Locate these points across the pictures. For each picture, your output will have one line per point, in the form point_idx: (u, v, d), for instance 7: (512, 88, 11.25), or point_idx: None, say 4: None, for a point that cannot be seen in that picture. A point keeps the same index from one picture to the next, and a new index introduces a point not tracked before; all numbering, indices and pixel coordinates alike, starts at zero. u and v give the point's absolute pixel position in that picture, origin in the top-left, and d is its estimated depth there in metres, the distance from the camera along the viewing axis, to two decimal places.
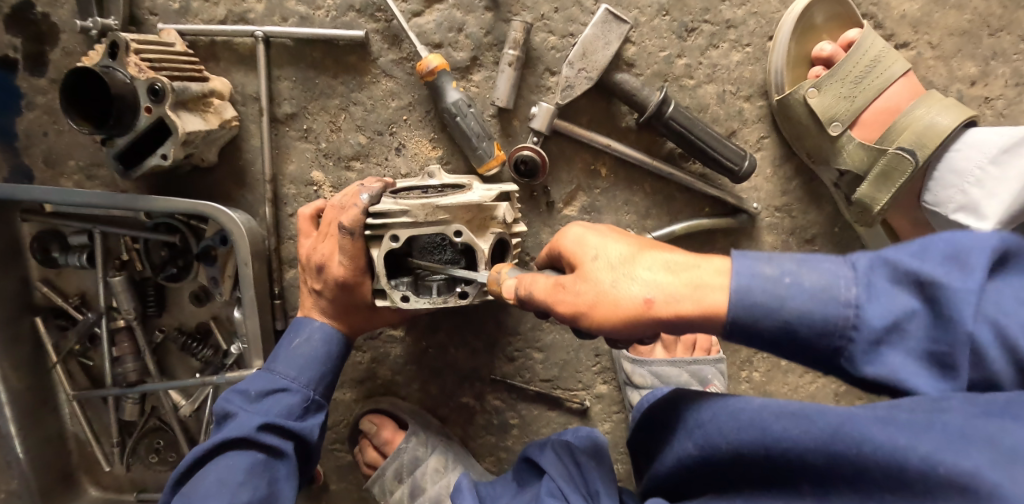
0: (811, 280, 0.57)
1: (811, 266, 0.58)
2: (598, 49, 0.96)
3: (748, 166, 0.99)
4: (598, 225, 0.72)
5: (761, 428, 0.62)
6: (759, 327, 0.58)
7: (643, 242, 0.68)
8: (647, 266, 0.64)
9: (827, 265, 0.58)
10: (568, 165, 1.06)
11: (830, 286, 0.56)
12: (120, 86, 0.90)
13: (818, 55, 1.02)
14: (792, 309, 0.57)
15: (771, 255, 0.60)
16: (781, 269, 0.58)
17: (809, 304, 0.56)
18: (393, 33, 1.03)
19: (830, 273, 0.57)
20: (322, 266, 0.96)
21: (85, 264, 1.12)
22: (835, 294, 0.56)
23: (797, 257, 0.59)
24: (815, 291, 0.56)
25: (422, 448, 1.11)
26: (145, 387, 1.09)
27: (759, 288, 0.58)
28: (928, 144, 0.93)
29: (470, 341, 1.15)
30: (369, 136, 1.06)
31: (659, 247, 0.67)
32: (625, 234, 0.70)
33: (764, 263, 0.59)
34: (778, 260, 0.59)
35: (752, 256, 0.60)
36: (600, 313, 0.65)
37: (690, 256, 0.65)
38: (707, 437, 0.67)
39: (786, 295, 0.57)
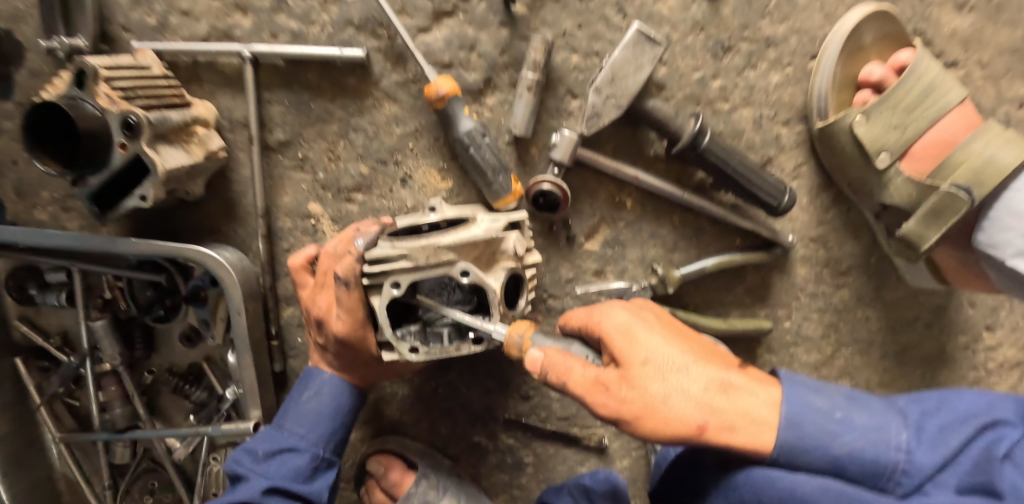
0: (861, 418, 0.63)
1: (861, 408, 0.64)
2: (629, 74, 0.86)
3: (787, 202, 0.91)
4: (646, 319, 0.71)
5: (804, 501, 0.62)
6: (805, 457, 0.63)
7: (694, 349, 0.68)
8: (705, 383, 0.64)
9: (872, 406, 0.64)
10: (591, 197, 0.97)
11: (880, 427, 0.62)
12: (90, 120, 0.80)
13: (867, 79, 0.95)
14: (842, 444, 0.62)
15: (823, 388, 0.66)
16: (832, 403, 0.64)
17: (860, 442, 0.61)
18: (397, 51, 0.92)
19: (879, 415, 0.63)
20: (321, 320, 0.87)
21: (65, 304, 1.03)
22: (883, 436, 0.62)
23: (843, 394, 0.66)
24: (866, 430, 0.62)
25: (433, 492, 1.04)
26: (136, 435, 1.02)
27: (812, 420, 0.62)
28: (986, 182, 0.85)
29: (483, 380, 1.08)
30: (371, 165, 0.97)
31: (710, 360, 0.68)
32: (676, 338, 0.69)
33: (816, 395, 0.64)
34: (827, 393, 0.65)
35: (803, 387, 0.65)
36: (645, 424, 0.63)
37: (740, 374, 0.67)
38: (744, 501, 0.66)
39: (838, 429, 0.62)
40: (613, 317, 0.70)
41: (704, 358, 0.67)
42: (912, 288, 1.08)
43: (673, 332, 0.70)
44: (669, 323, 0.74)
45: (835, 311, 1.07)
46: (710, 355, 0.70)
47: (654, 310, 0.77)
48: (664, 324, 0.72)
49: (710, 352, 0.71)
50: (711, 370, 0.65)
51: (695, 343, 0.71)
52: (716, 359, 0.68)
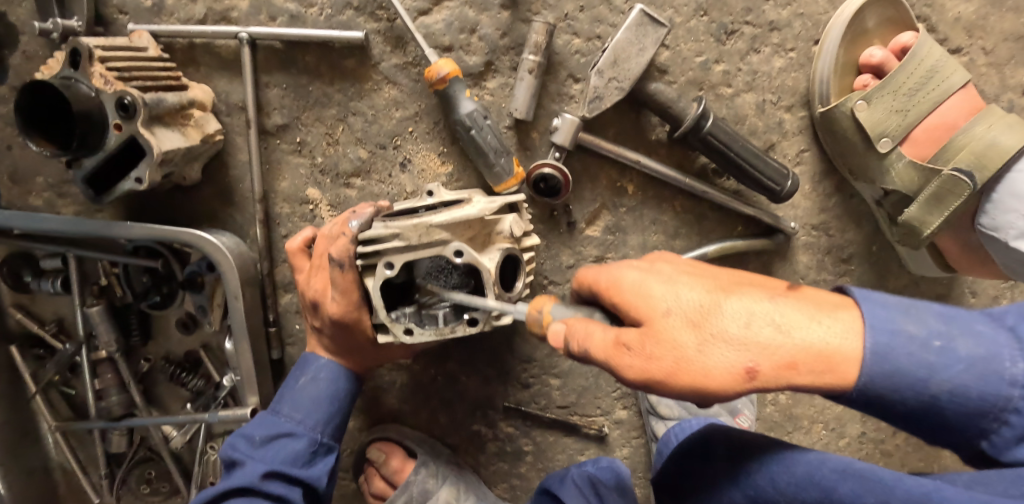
0: (965, 347, 0.51)
1: (968, 330, 0.52)
2: (631, 57, 0.85)
3: (790, 187, 0.90)
4: (662, 269, 0.60)
5: (823, 487, 0.58)
6: (900, 396, 0.52)
7: (726, 283, 0.57)
8: (748, 315, 0.52)
9: (978, 329, 0.52)
10: (592, 183, 0.96)
11: (991, 358, 0.51)
12: (85, 101, 0.79)
13: (868, 62, 0.94)
14: (942, 381, 0.51)
15: (907, 308, 0.53)
16: (927, 330, 0.52)
17: (965, 378, 0.51)
18: (397, 34, 0.91)
19: (989, 342, 0.51)
20: (316, 302, 0.87)
21: (60, 290, 1.01)
22: (993, 368, 0.50)
23: (938, 313, 0.53)
24: (972, 361, 0.51)
25: (433, 480, 1.04)
26: (132, 423, 1.01)
27: (898, 350, 0.51)
28: (988, 165, 0.86)
29: (482, 369, 1.07)
30: (370, 149, 0.95)
31: (749, 289, 0.56)
32: (702, 278, 0.58)
33: (907, 319, 0.52)
34: (911, 315, 0.52)
35: (876, 310, 0.52)
36: (685, 382, 0.53)
37: (792, 299, 0.54)
38: (755, 489, 0.63)
39: (934, 362, 0.51)
40: (621, 274, 0.60)
41: (741, 291, 0.55)
42: (914, 276, 1.07)
43: (697, 272, 0.59)
44: (692, 266, 0.62)
45: None
46: (750, 284, 0.58)
47: (672, 257, 0.65)
48: (685, 268, 0.61)
49: (749, 282, 0.59)
50: (752, 301, 0.53)
51: (730, 278, 0.59)
52: (758, 288, 0.56)
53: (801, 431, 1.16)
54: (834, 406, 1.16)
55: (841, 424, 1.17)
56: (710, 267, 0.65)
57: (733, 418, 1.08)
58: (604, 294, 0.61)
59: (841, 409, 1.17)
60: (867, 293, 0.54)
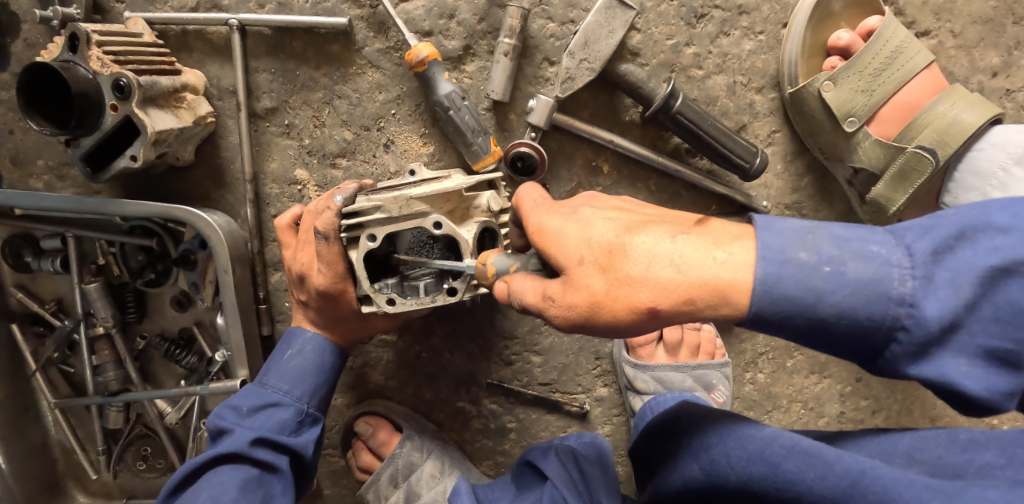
0: (855, 270, 0.53)
1: (859, 253, 0.53)
2: (602, 38, 0.88)
3: (759, 164, 0.93)
4: (582, 213, 0.65)
5: (771, 463, 0.61)
6: (794, 324, 0.55)
7: (635, 223, 0.61)
8: (646, 255, 0.57)
9: (872, 250, 0.54)
10: (569, 163, 1.00)
11: (879, 279, 0.52)
12: (83, 82, 0.83)
13: (835, 45, 0.96)
14: (832, 304, 0.53)
15: (804, 235, 0.55)
16: (819, 256, 0.54)
17: (851, 300, 0.53)
18: (379, 19, 0.95)
19: (880, 264, 0.53)
20: (303, 275, 0.91)
21: (59, 269, 1.05)
22: (880, 288, 0.52)
23: (835, 236, 0.55)
24: (858, 284, 0.53)
25: (417, 453, 1.07)
26: (128, 396, 1.04)
27: (787, 278, 0.54)
28: (950, 142, 0.89)
29: (465, 345, 1.10)
30: (355, 131, 1.00)
31: (654, 227, 0.59)
32: (614, 220, 0.62)
33: (800, 247, 0.54)
34: (807, 242, 0.55)
35: (770, 241, 0.55)
36: (601, 320, 0.60)
37: (693, 234, 0.58)
38: (712, 463, 0.65)
39: (823, 287, 0.53)
40: (545, 222, 0.66)
41: (644, 230, 0.59)
42: None
43: (613, 212, 0.64)
44: (615, 207, 0.66)
45: None
46: (660, 220, 0.61)
47: (600, 198, 0.69)
48: (606, 209, 0.65)
49: (663, 218, 0.62)
50: (651, 242, 0.58)
51: (644, 216, 0.63)
52: (665, 224, 0.60)
53: (779, 410, 1.19)
54: (813, 385, 1.18)
55: (820, 404, 1.19)
56: (637, 205, 0.68)
57: (709, 393, 1.11)
58: (532, 240, 0.67)
59: (820, 389, 1.19)
60: (769, 222, 0.56)
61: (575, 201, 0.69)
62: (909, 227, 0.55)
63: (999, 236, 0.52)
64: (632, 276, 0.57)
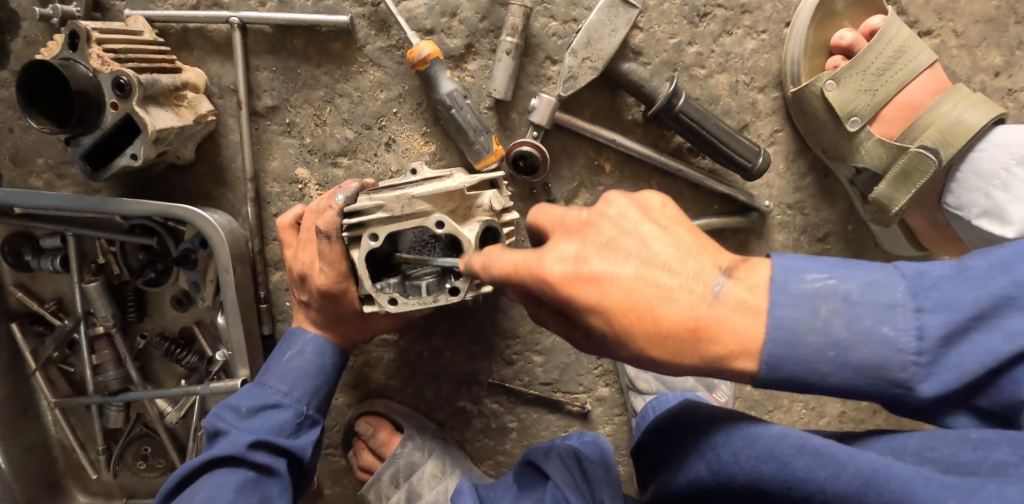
0: (859, 355, 0.52)
1: (869, 338, 0.52)
2: (604, 37, 0.88)
3: (762, 163, 0.93)
4: (589, 269, 0.57)
5: (780, 461, 0.60)
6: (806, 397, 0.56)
7: (649, 295, 0.55)
8: (663, 341, 0.55)
9: (883, 333, 0.52)
10: (571, 161, 1.00)
11: (883, 365, 0.52)
12: (83, 80, 0.83)
13: (838, 44, 0.96)
14: (830, 384, 0.53)
15: (817, 311, 0.53)
16: (826, 339, 0.52)
17: (852, 383, 0.53)
18: (380, 18, 0.95)
19: (886, 348, 0.52)
20: (304, 275, 0.91)
21: (59, 268, 1.05)
22: (881, 372, 0.52)
23: (851, 315, 0.52)
24: (861, 367, 0.52)
25: (419, 453, 1.07)
26: (128, 396, 1.04)
27: (793, 359, 0.53)
28: (951, 141, 0.88)
29: (467, 345, 1.10)
30: (356, 130, 0.99)
31: (675, 302, 0.55)
32: (628, 284, 0.56)
33: (808, 331, 0.52)
34: (819, 322, 0.53)
35: (783, 319, 0.53)
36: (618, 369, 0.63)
37: (717, 313, 0.54)
38: (720, 463, 0.65)
39: (826, 369, 0.53)
40: (546, 281, 0.59)
41: (664, 305, 0.55)
42: (889, 255, 1.09)
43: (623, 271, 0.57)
44: (624, 247, 0.58)
45: None
46: (678, 282, 0.55)
47: (606, 228, 0.60)
48: (614, 258, 0.57)
49: (680, 271, 0.56)
50: (671, 322, 0.54)
51: (660, 275, 0.56)
52: (685, 293, 0.55)
53: (781, 409, 1.18)
54: None
55: (821, 403, 1.19)
56: (649, 228, 0.59)
57: (710, 392, 1.12)
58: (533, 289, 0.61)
59: None
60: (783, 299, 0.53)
61: (578, 238, 0.60)
62: (930, 295, 0.52)
63: (1014, 315, 0.51)
64: (646, 359, 0.57)
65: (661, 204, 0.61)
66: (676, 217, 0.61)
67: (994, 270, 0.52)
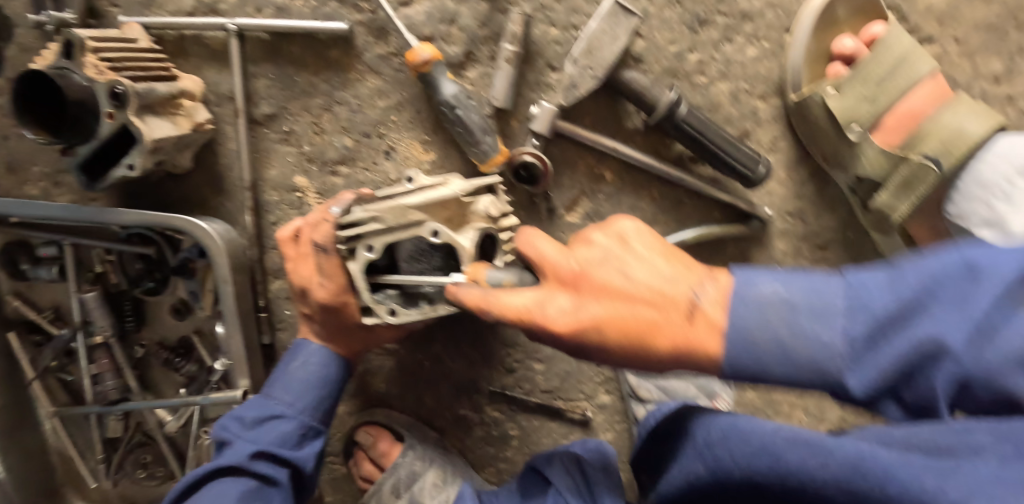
0: (795, 353, 0.53)
1: (804, 338, 0.53)
2: (605, 45, 0.87)
3: (763, 172, 0.93)
4: (588, 315, 0.59)
5: (773, 454, 0.60)
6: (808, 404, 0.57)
7: (642, 324, 0.57)
8: (660, 365, 0.58)
9: (820, 336, 0.52)
10: (571, 170, 0.99)
11: (818, 363, 0.52)
12: (79, 91, 0.82)
13: (840, 52, 0.96)
14: (774, 377, 0.54)
15: (764, 318, 0.54)
16: (769, 340, 0.53)
17: (789, 378, 0.54)
18: (379, 25, 0.94)
19: (818, 348, 0.52)
20: (305, 289, 0.91)
21: (56, 278, 1.04)
22: (821, 371, 0.52)
23: (792, 319, 0.53)
24: (796, 364, 0.53)
25: (419, 463, 1.08)
26: (128, 406, 1.05)
27: (750, 361, 0.54)
28: (954, 151, 0.88)
29: (467, 353, 1.10)
30: (355, 138, 0.99)
31: (663, 331, 0.57)
32: (621, 321, 0.58)
33: (747, 335, 0.54)
34: (767, 326, 0.53)
35: (740, 326, 0.54)
36: None
37: (697, 334, 0.56)
38: (716, 460, 0.65)
39: (772, 368, 0.54)
40: (553, 334, 0.60)
41: (655, 335, 0.57)
42: None
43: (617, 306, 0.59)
44: (614, 288, 0.59)
45: None
46: (663, 311, 0.57)
47: (597, 273, 0.60)
48: (607, 300, 0.59)
49: (662, 300, 0.58)
50: (663, 349, 0.57)
51: (645, 308, 0.58)
52: (669, 321, 0.57)
53: (781, 415, 1.19)
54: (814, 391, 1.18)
55: (821, 409, 1.19)
56: (631, 262, 0.61)
57: (711, 401, 1.12)
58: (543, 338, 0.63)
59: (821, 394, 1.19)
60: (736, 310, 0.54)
61: (571, 290, 0.61)
62: (866, 299, 0.52)
63: (938, 314, 0.51)
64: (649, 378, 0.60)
65: (637, 232, 0.63)
66: (652, 242, 0.63)
67: (920, 270, 0.53)
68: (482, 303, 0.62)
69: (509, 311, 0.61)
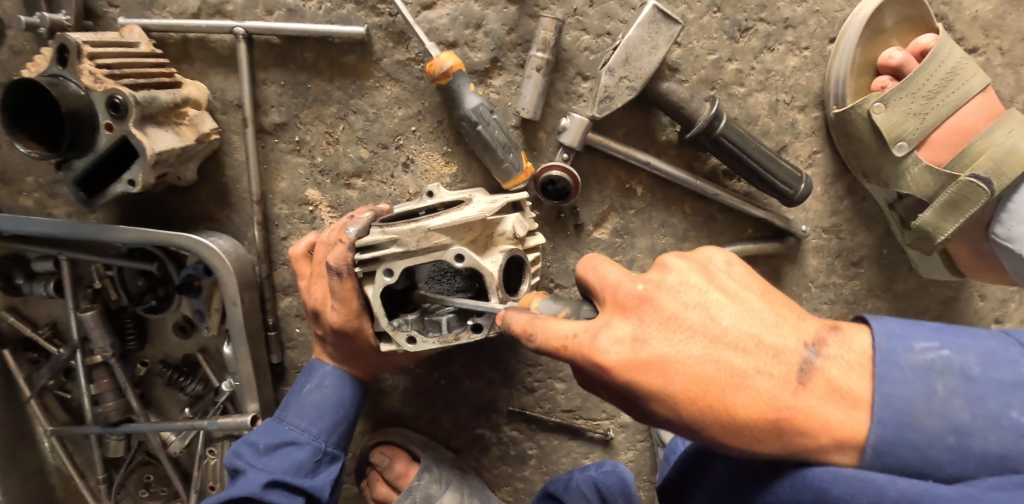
0: (984, 442, 0.47)
1: (993, 421, 0.48)
2: (643, 55, 0.82)
3: (804, 190, 0.88)
4: (651, 353, 0.52)
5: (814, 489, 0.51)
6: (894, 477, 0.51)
7: (729, 377, 0.51)
8: (737, 430, 0.51)
9: (1013, 418, 0.47)
10: (601, 184, 0.94)
11: (1009, 454, 0.47)
12: (74, 100, 0.75)
13: (886, 64, 0.91)
14: (948, 475, 0.48)
15: (933, 389, 0.49)
16: (946, 422, 0.48)
17: (973, 470, 0.48)
18: (399, 29, 0.88)
19: (1014, 435, 0.47)
20: (317, 311, 0.85)
21: (52, 294, 0.98)
22: (1012, 464, 0.47)
23: (974, 396, 0.48)
24: (986, 457, 0.47)
25: (436, 485, 1.03)
26: (129, 428, 0.99)
27: (905, 444, 0.48)
28: (1007, 172, 0.84)
29: (486, 372, 1.05)
30: (371, 149, 0.93)
31: (752, 389, 0.50)
32: (696, 369, 0.51)
33: (925, 413, 0.48)
34: (936, 404, 0.48)
35: (892, 398, 0.49)
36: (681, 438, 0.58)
37: (803, 404, 0.49)
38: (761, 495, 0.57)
39: (943, 457, 0.48)
40: (607, 370, 0.53)
41: (737, 393, 0.51)
42: (924, 279, 1.05)
43: (698, 351, 0.52)
44: (691, 323, 0.53)
45: (846, 302, 1.05)
46: (753, 364, 0.51)
47: (668, 301, 0.54)
48: (680, 338, 0.53)
49: (757, 352, 0.51)
50: (746, 413, 0.50)
51: (737, 358, 0.51)
52: (765, 378, 0.50)
53: None
54: None
55: None
56: (718, 299, 0.54)
57: None
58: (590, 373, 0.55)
59: None
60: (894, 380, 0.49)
61: (634, 318, 0.54)
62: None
63: None
64: (717, 443, 0.53)
65: (733, 270, 0.57)
66: (745, 279, 0.56)
67: None
68: (527, 327, 0.57)
69: (553, 339, 0.55)
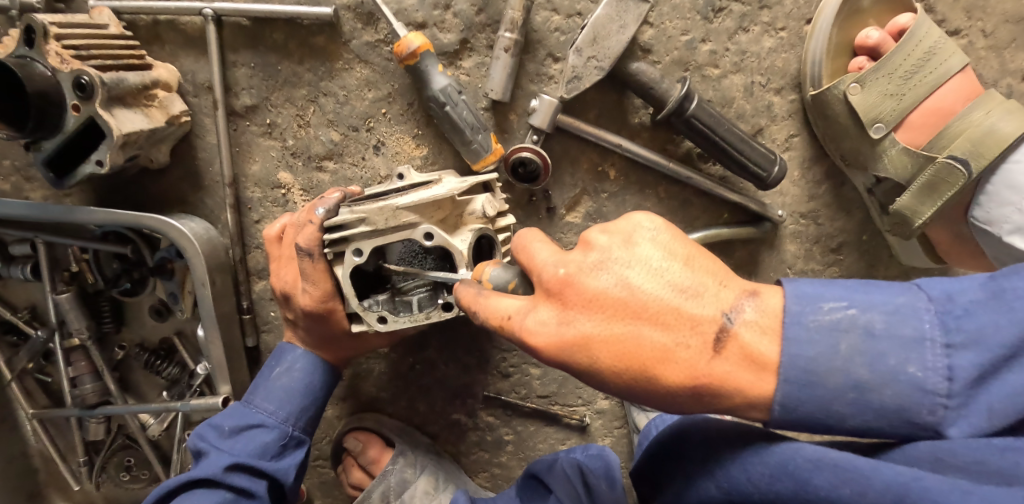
0: (884, 397, 0.47)
1: (893, 375, 0.47)
2: (612, 34, 0.81)
3: (777, 173, 0.86)
4: (576, 333, 0.52)
5: (799, 479, 0.51)
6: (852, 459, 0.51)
7: (649, 350, 0.51)
8: (664, 398, 0.52)
9: (910, 373, 0.46)
10: (573, 167, 0.93)
11: (908, 407, 0.47)
12: (41, 81, 0.75)
13: (863, 43, 0.90)
14: (851, 425, 0.48)
15: (837, 348, 0.47)
16: (846, 379, 0.47)
17: (873, 423, 0.48)
18: (367, 10, 0.87)
19: (913, 389, 0.47)
20: (288, 294, 0.86)
21: (30, 277, 0.99)
22: (909, 416, 0.47)
23: (874, 352, 0.47)
24: (885, 410, 0.47)
25: (410, 470, 1.03)
26: (108, 409, 0.98)
27: (810, 401, 0.48)
28: (984, 153, 0.82)
29: (461, 357, 1.05)
30: (342, 132, 0.92)
31: (672, 362, 0.50)
32: (618, 346, 0.51)
33: (823, 370, 0.47)
34: (838, 362, 0.47)
35: (799, 358, 0.48)
36: None
37: (720, 372, 0.49)
38: (733, 486, 0.56)
39: (845, 411, 0.48)
40: (540, 352, 0.54)
41: (659, 366, 0.51)
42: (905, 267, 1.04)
43: (619, 329, 0.51)
44: (613, 301, 0.51)
45: None
46: (673, 338, 0.50)
47: (589, 282, 0.52)
48: (603, 316, 0.52)
49: (676, 325, 0.50)
50: (667, 384, 0.51)
51: (656, 333, 0.50)
52: (682, 350, 0.50)
53: None
54: None
55: None
56: (637, 272, 0.52)
57: None
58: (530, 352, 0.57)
59: None
60: (797, 334, 0.48)
61: (558, 300, 0.53)
62: (960, 327, 0.47)
63: None
64: (649, 405, 0.54)
65: (657, 235, 0.53)
66: (669, 245, 0.52)
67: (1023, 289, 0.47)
68: (471, 304, 0.58)
69: (493, 316, 0.56)
